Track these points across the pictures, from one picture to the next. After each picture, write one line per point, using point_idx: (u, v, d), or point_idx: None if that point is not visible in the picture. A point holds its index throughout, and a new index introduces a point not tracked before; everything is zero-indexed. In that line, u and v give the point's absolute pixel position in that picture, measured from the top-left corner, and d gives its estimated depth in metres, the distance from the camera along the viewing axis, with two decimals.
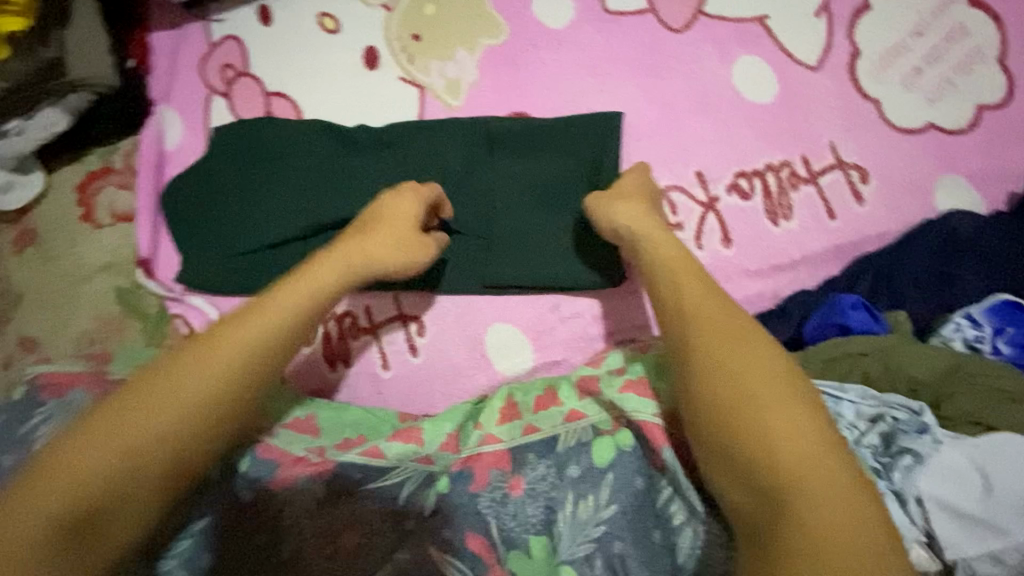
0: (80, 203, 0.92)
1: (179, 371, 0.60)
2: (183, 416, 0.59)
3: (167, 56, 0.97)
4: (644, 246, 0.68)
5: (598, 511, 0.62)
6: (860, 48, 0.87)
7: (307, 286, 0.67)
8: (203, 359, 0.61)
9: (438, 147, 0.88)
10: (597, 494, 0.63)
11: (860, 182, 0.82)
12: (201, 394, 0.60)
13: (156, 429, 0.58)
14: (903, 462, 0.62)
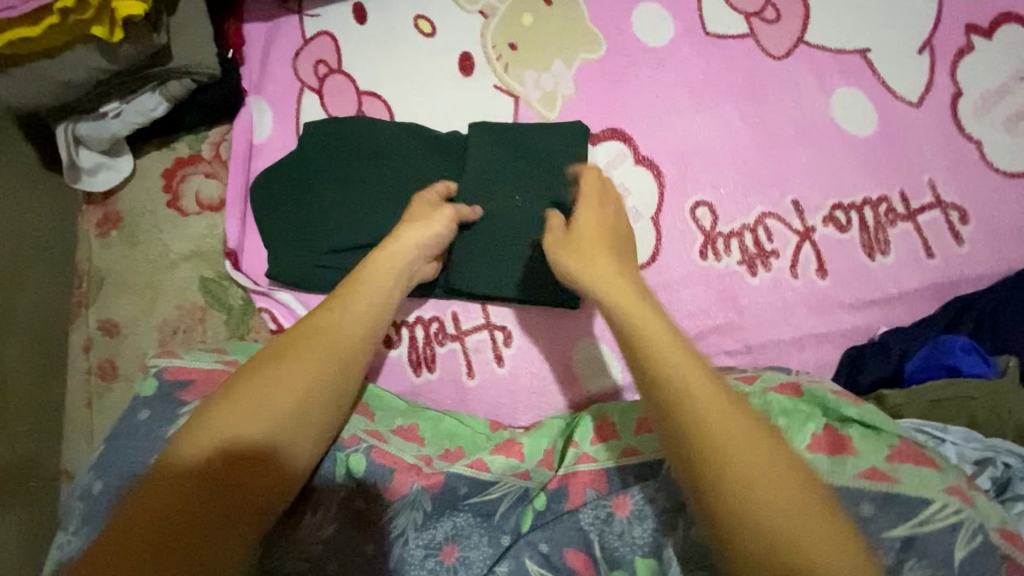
0: (166, 190, 0.92)
1: (298, 373, 0.61)
2: (312, 422, 0.61)
3: (261, 47, 0.96)
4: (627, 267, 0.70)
5: None
6: (962, 88, 0.87)
7: (382, 282, 0.70)
8: (323, 362, 0.63)
9: (543, 160, 0.86)
10: None
11: (959, 223, 0.83)
12: (325, 399, 0.62)
13: (290, 432, 0.59)
14: (1016, 508, 0.63)
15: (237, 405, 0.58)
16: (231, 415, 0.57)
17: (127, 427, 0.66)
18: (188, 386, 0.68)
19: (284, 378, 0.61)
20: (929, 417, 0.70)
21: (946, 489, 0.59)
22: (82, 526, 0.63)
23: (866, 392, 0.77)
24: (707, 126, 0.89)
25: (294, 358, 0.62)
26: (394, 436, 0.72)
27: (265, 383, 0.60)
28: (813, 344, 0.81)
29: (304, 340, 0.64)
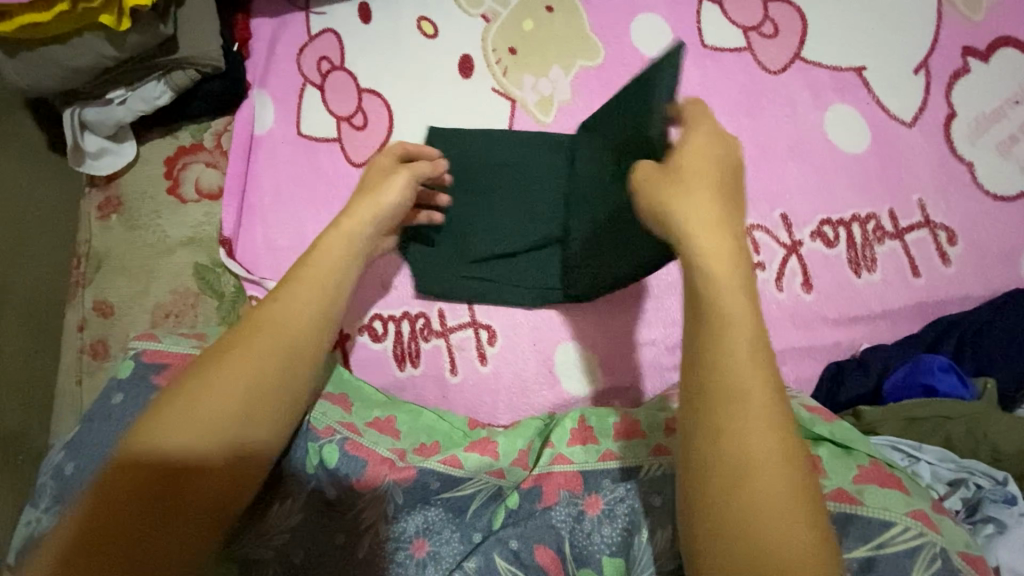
0: (167, 176, 0.94)
1: (243, 371, 0.60)
2: (260, 421, 0.60)
3: (266, 42, 0.98)
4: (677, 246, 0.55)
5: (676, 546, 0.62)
6: (957, 110, 0.88)
7: (322, 272, 0.68)
8: (269, 359, 0.61)
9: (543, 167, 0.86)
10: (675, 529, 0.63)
11: (947, 244, 0.83)
12: (274, 397, 0.61)
13: (237, 420, 0.58)
14: (985, 530, 0.62)
15: (185, 399, 0.57)
16: (173, 420, 0.56)
17: (102, 407, 0.68)
18: (164, 370, 0.70)
19: (229, 380, 0.59)
20: (904, 435, 0.70)
21: (909, 512, 0.59)
22: (53, 504, 0.64)
23: (844, 408, 0.77)
24: None
25: (237, 357, 0.60)
26: (369, 429, 0.73)
27: (210, 382, 0.58)
28: (795, 357, 0.81)
29: (248, 335, 0.62)
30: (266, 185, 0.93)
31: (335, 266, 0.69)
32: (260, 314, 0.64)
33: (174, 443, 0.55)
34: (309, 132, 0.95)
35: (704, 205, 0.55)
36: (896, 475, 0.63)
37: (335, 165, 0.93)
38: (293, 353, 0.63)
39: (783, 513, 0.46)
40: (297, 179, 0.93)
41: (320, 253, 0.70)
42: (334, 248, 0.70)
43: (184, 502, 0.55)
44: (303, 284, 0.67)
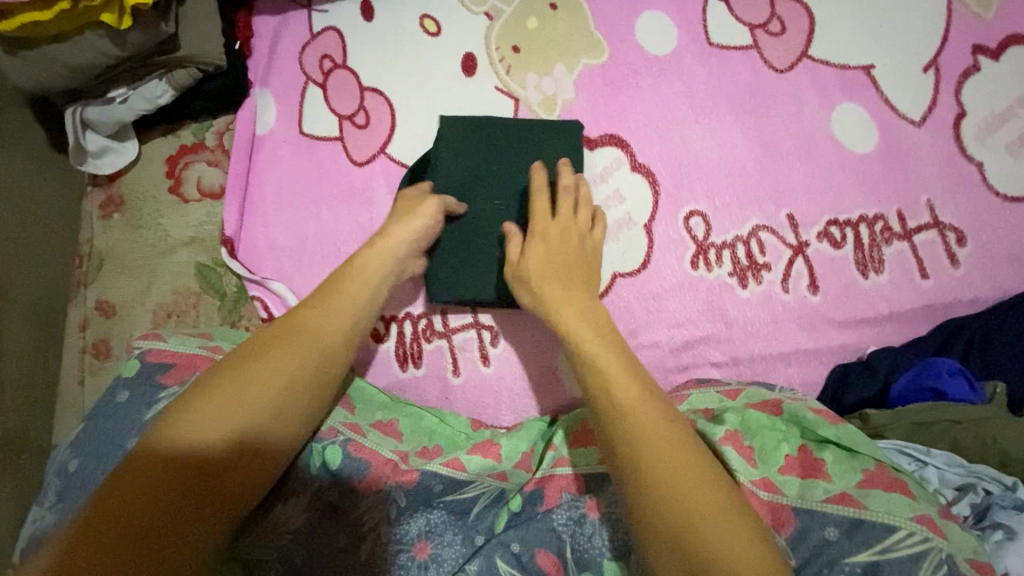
0: (169, 175, 0.94)
1: (281, 370, 0.63)
2: (288, 419, 0.63)
3: (269, 40, 0.98)
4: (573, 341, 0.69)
5: None
6: (966, 109, 0.86)
7: (360, 285, 0.72)
8: (305, 360, 0.65)
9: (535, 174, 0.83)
10: None
11: (956, 245, 0.82)
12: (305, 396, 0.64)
13: (277, 409, 0.62)
14: (994, 536, 0.61)
15: (229, 387, 0.60)
16: (211, 408, 0.59)
17: (106, 405, 0.68)
18: (168, 369, 0.70)
19: (267, 377, 0.62)
20: (912, 439, 0.69)
21: (915, 517, 0.58)
22: (57, 502, 0.64)
23: (851, 411, 0.76)
24: (705, 136, 0.89)
25: (277, 355, 0.64)
26: (373, 430, 0.73)
27: (252, 377, 0.62)
28: (801, 359, 0.80)
29: (289, 335, 0.66)
30: (268, 184, 0.92)
31: (372, 282, 0.73)
32: (299, 319, 0.68)
33: (211, 430, 0.58)
34: (311, 131, 0.94)
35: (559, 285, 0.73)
36: (902, 479, 0.62)
37: (338, 165, 0.93)
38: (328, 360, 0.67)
39: (707, 514, 0.53)
40: (300, 179, 0.93)
41: (359, 269, 0.73)
42: (371, 262, 0.74)
43: (211, 491, 0.56)
44: (343, 293, 0.71)
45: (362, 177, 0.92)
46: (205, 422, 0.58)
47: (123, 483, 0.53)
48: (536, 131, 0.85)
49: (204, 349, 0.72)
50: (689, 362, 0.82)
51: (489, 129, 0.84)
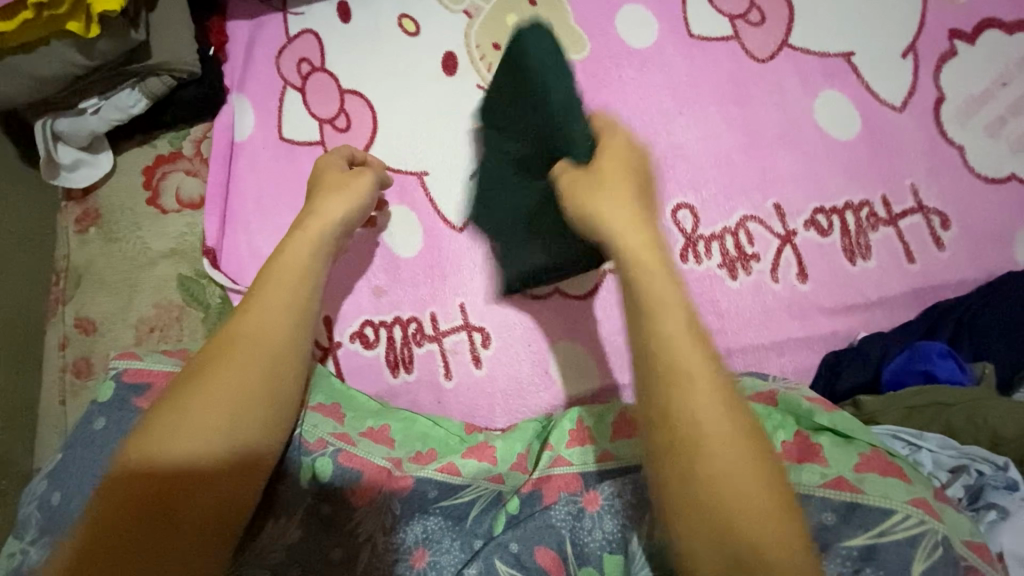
0: (147, 187, 0.92)
1: (237, 376, 0.60)
2: (256, 424, 0.60)
3: (243, 45, 0.96)
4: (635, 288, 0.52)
5: None
6: (946, 93, 0.87)
7: (296, 269, 0.68)
8: (248, 359, 0.61)
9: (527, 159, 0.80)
10: None
11: (940, 228, 0.83)
12: (271, 398, 0.62)
13: (231, 415, 0.58)
14: (987, 517, 0.62)
15: (178, 402, 0.58)
16: (172, 427, 0.56)
17: (83, 433, 0.66)
18: (145, 390, 0.68)
19: (215, 379, 0.59)
20: (905, 423, 0.70)
21: (911, 501, 0.58)
22: (41, 535, 0.62)
23: (842, 398, 0.76)
24: (689, 128, 0.88)
25: (231, 360, 0.61)
26: (363, 439, 0.72)
27: (201, 385, 0.59)
28: (792, 348, 0.80)
29: (232, 336, 0.63)
30: (250, 191, 0.91)
31: (312, 262, 0.70)
32: (247, 316, 0.64)
33: (176, 451, 0.55)
34: (291, 136, 0.93)
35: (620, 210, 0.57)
36: (897, 464, 0.62)
37: None
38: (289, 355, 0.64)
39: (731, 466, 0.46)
40: (281, 185, 0.91)
41: (291, 253, 0.69)
42: (305, 239, 0.70)
43: (190, 515, 0.54)
44: (285, 279, 0.67)
45: None
46: (168, 443, 0.55)
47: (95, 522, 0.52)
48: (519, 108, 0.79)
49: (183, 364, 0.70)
50: None
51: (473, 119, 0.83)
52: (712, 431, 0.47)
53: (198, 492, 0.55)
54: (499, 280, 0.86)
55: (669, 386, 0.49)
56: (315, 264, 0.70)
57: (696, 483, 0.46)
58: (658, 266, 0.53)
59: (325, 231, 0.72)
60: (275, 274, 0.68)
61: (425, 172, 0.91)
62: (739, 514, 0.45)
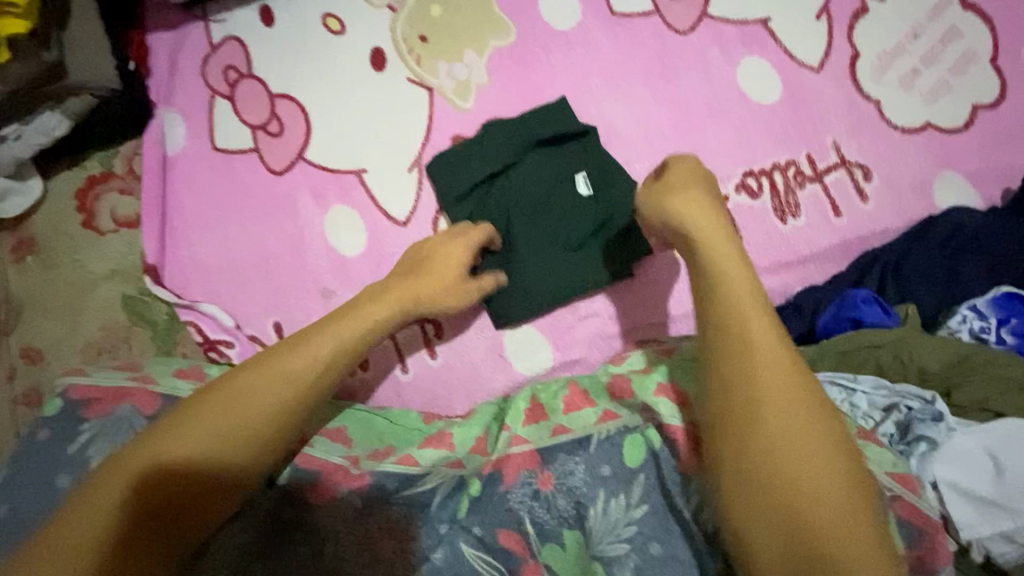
0: (81, 208, 0.90)
1: (268, 384, 0.65)
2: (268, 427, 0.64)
3: (167, 58, 0.95)
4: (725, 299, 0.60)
5: (629, 510, 0.65)
6: (860, 50, 0.90)
7: (352, 327, 0.71)
8: (277, 400, 0.64)
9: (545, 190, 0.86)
10: (629, 493, 0.66)
11: (863, 180, 0.86)
12: (291, 410, 0.65)
13: (242, 447, 0.62)
14: (918, 449, 0.65)
15: (208, 414, 0.62)
16: (197, 417, 0.62)
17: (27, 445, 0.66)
18: (91, 403, 0.69)
19: (243, 406, 0.63)
20: (839, 368, 0.73)
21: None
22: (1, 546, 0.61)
23: None
24: (618, 104, 0.90)
25: (270, 368, 0.66)
26: (320, 438, 0.74)
27: (229, 405, 0.63)
28: None
29: (276, 367, 0.66)
30: (188, 205, 0.89)
31: (393, 304, 0.74)
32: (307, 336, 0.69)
33: (191, 437, 0.61)
34: (224, 145, 0.92)
35: (694, 198, 0.66)
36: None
37: (257, 177, 0.91)
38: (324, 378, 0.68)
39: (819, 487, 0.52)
40: (218, 196, 0.90)
41: (354, 319, 0.72)
42: (393, 291, 0.75)
43: (160, 522, 0.59)
44: (353, 316, 0.72)
45: (284, 186, 0.91)
46: (187, 431, 0.61)
47: (109, 481, 0.58)
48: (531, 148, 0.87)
49: (134, 380, 0.71)
50: (630, 326, 0.85)
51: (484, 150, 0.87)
52: (763, 390, 0.56)
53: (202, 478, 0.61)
54: None
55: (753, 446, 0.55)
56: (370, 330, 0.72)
57: (762, 457, 0.54)
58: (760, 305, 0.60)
59: (399, 305, 0.74)
60: (333, 327, 0.70)
61: (364, 169, 0.91)
62: (804, 496, 0.52)
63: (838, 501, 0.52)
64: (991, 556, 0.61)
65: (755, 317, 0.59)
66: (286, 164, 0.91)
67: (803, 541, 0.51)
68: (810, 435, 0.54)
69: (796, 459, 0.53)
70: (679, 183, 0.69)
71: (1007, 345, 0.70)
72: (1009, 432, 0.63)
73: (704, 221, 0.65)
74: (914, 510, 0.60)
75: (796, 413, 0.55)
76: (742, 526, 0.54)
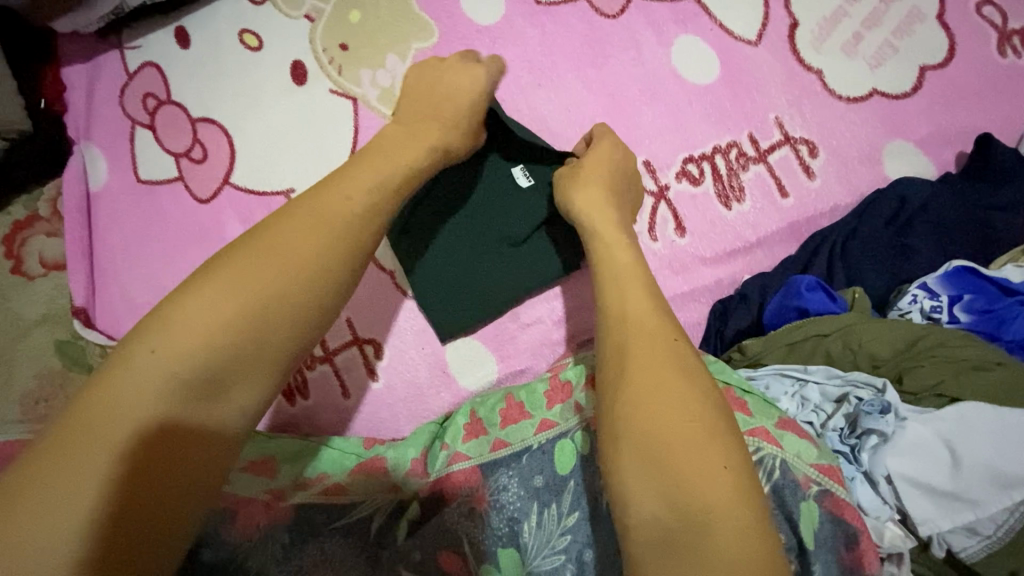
0: (8, 255, 0.89)
1: (255, 283, 0.52)
2: (274, 337, 0.52)
3: (82, 90, 0.91)
4: (606, 281, 0.61)
5: (562, 519, 0.63)
6: (799, 19, 0.85)
7: (356, 185, 0.60)
8: (274, 280, 0.53)
9: (485, 180, 0.81)
10: (560, 502, 0.64)
11: (809, 157, 0.82)
12: (280, 314, 0.52)
13: (240, 339, 0.50)
14: (869, 442, 0.61)
15: (180, 316, 0.50)
16: (163, 340, 0.48)
17: None
18: None
19: (227, 294, 0.51)
20: (789, 360, 0.70)
21: (749, 431, 0.60)
22: None
23: (731, 344, 0.76)
24: (551, 98, 0.85)
25: (259, 261, 0.53)
26: (242, 474, 0.68)
27: (211, 297, 0.51)
28: (680, 304, 0.78)
29: (261, 242, 0.54)
30: (114, 242, 0.87)
31: (374, 184, 0.61)
32: (277, 225, 0.55)
33: (173, 362, 0.48)
34: (148, 176, 0.89)
35: (598, 194, 0.69)
36: (744, 399, 0.63)
37: (182, 208, 0.88)
38: (330, 275, 0.55)
39: (700, 461, 0.47)
40: (144, 229, 0.87)
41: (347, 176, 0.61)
42: (364, 172, 0.61)
43: (150, 468, 0.45)
44: (332, 194, 0.58)
45: (210, 214, 0.87)
46: (164, 356, 0.48)
47: (86, 428, 0.45)
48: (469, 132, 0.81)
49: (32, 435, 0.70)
50: (574, 330, 0.82)
51: None
52: (638, 353, 0.54)
53: (196, 411, 0.48)
54: (379, 287, 0.83)
55: (639, 421, 0.50)
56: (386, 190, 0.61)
57: (643, 414, 0.50)
58: (635, 277, 0.61)
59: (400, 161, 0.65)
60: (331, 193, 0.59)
61: (291, 190, 0.87)
62: (676, 448, 0.48)
63: (719, 453, 0.48)
64: (952, 550, 0.57)
65: (633, 290, 0.59)
66: (212, 189, 0.88)
67: (679, 494, 0.46)
68: (687, 389, 0.52)
69: (671, 412, 0.50)
70: (584, 174, 0.71)
71: (959, 322, 0.68)
72: (962, 418, 0.59)
73: (600, 216, 0.67)
74: (844, 505, 0.56)
75: (677, 372, 0.53)
76: (620, 491, 0.49)
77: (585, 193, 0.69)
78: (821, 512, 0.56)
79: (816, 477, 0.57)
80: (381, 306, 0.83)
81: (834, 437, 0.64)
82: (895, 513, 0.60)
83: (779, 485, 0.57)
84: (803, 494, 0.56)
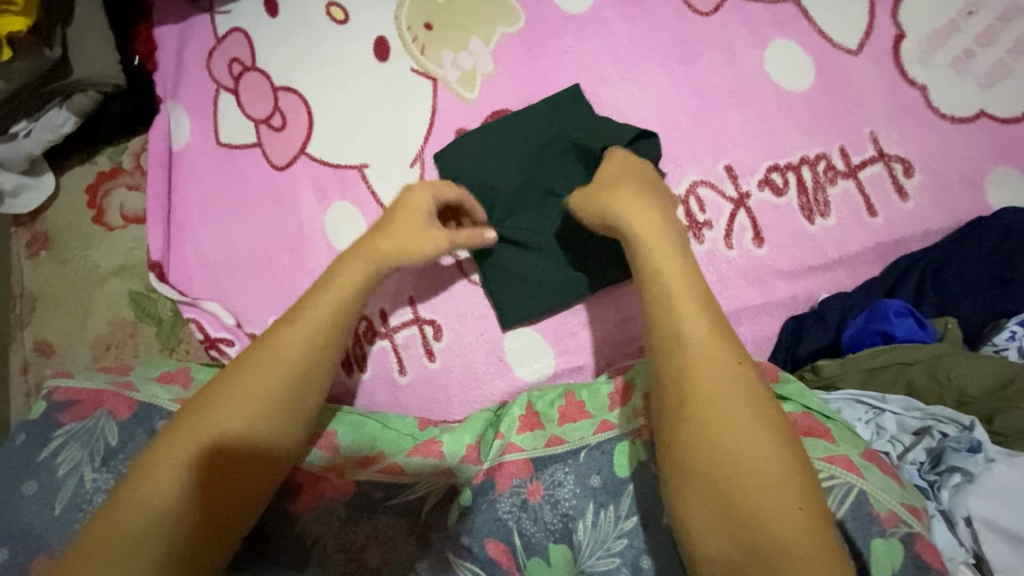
0: (91, 205, 0.92)
1: (255, 386, 0.56)
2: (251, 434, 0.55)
3: (173, 50, 0.93)
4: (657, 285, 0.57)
5: (619, 522, 0.61)
6: (906, 30, 0.81)
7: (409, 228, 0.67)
8: (275, 374, 0.57)
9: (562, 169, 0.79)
10: (618, 504, 0.62)
11: (904, 176, 0.78)
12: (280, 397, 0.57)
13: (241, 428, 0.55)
14: (952, 480, 0.59)
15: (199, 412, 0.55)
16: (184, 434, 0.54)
17: (24, 459, 0.62)
18: (72, 407, 0.65)
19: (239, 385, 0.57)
20: (866, 386, 0.67)
21: (828, 458, 0.57)
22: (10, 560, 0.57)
23: (804, 364, 0.74)
24: (634, 93, 0.83)
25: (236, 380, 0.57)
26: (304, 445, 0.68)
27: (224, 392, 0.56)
28: (750, 316, 0.76)
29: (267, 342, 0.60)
30: (192, 201, 0.89)
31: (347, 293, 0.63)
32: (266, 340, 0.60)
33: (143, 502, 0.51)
34: (228, 140, 0.90)
35: (632, 193, 0.62)
36: (827, 425, 0.60)
37: (259, 172, 0.89)
38: (303, 388, 0.58)
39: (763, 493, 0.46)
40: (221, 190, 0.89)
41: (392, 237, 0.66)
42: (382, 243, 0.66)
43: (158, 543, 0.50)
44: (319, 305, 0.62)
45: (286, 181, 0.88)
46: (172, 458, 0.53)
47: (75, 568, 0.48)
48: (548, 114, 0.81)
49: (113, 384, 0.67)
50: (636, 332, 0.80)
51: (499, 129, 0.81)
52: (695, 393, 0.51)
53: (197, 501, 0.52)
54: (443, 270, 0.83)
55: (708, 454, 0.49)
56: (424, 250, 0.67)
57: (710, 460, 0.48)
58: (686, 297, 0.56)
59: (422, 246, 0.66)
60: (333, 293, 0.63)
61: (364, 164, 0.88)
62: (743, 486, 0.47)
63: (766, 484, 0.47)
64: None
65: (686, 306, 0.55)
66: (288, 157, 0.89)
67: (728, 528, 0.46)
68: (736, 420, 0.49)
69: (722, 452, 0.48)
70: (610, 179, 0.66)
71: None
72: None
73: (644, 220, 0.60)
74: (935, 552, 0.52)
75: (713, 404, 0.50)
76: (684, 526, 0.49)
77: (622, 193, 0.62)
78: (903, 552, 0.52)
79: (901, 514, 0.54)
80: (443, 289, 0.83)
81: (913, 470, 0.60)
82: (970, 557, 0.57)
83: (847, 517, 0.54)
84: (878, 531, 0.53)
